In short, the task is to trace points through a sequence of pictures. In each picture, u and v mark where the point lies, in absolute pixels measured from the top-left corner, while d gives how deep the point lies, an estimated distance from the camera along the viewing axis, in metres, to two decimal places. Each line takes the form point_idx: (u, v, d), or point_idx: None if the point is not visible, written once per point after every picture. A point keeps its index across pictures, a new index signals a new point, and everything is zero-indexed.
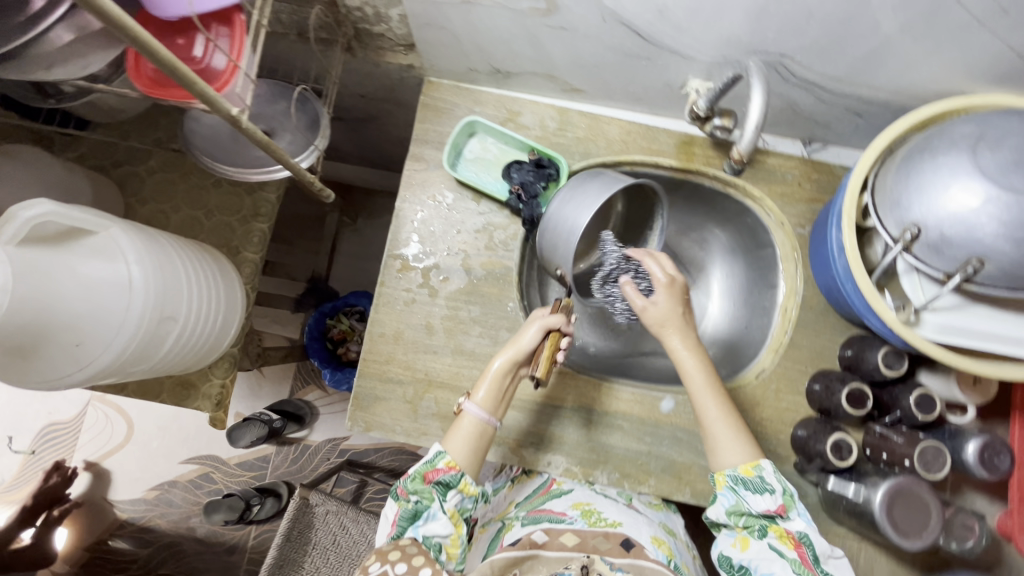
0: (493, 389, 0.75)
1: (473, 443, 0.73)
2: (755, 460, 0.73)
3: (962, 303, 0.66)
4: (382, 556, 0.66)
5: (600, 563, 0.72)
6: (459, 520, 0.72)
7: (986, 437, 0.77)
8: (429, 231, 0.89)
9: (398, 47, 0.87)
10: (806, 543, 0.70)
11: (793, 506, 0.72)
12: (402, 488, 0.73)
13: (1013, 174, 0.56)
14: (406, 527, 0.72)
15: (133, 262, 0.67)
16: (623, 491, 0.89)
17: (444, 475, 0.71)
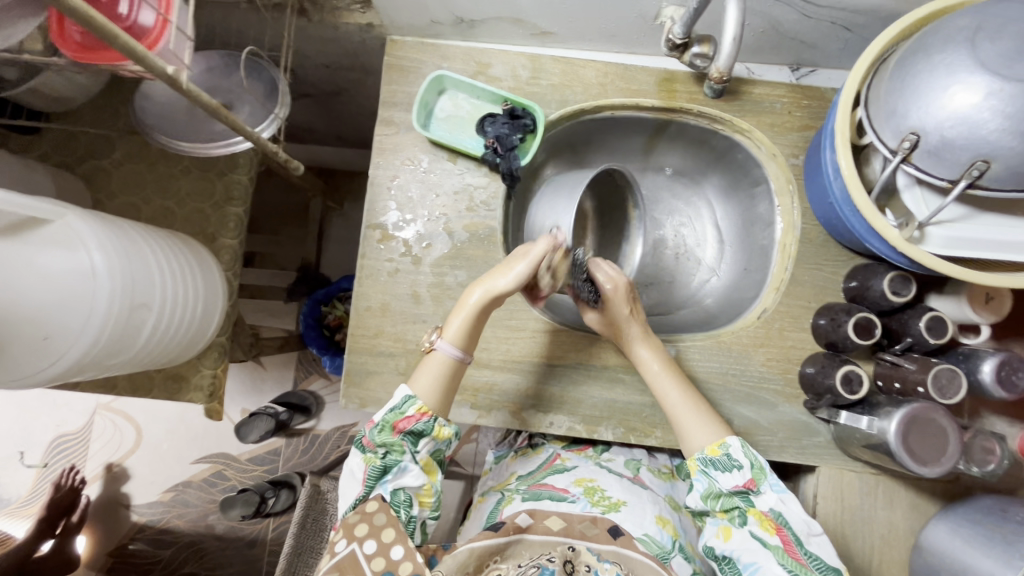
0: (463, 327, 0.74)
1: (442, 384, 0.74)
2: (722, 439, 0.73)
3: (968, 213, 0.62)
4: (349, 531, 0.65)
5: (587, 554, 0.66)
6: (433, 467, 0.73)
7: (1003, 354, 0.73)
8: (406, 197, 0.86)
9: (353, 5, 0.82)
10: (785, 524, 0.68)
11: (764, 479, 0.70)
12: (368, 440, 0.71)
13: (1017, 63, 0.52)
14: (373, 485, 0.69)
15: (95, 250, 0.64)
16: (631, 463, 0.88)
17: (417, 422, 0.71)
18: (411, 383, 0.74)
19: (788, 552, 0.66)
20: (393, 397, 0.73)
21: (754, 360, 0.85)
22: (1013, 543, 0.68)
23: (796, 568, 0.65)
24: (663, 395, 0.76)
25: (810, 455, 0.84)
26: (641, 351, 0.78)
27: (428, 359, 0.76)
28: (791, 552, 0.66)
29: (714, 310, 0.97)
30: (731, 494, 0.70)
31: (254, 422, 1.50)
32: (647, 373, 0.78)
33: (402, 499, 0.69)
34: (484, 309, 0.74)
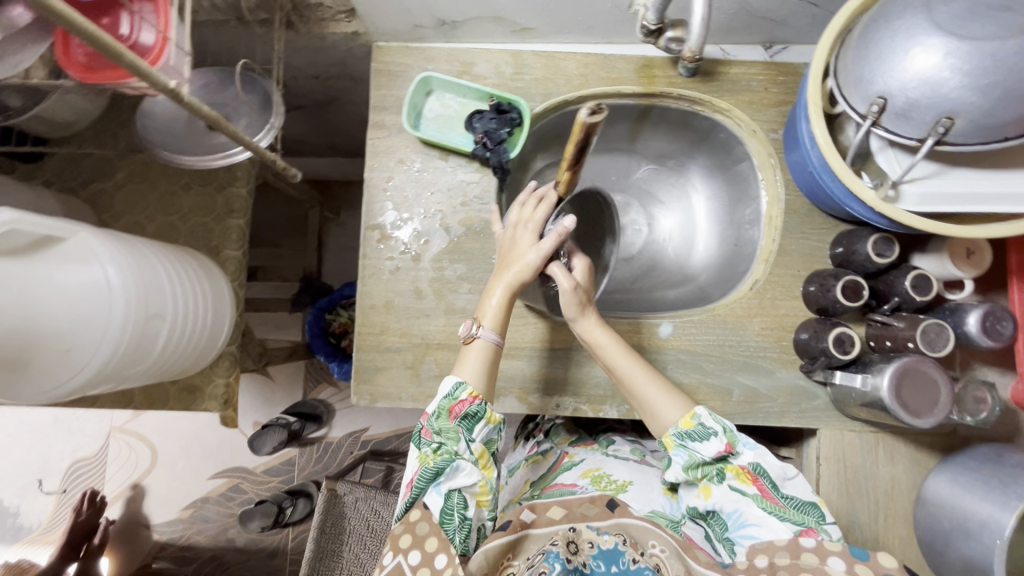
0: (500, 312, 0.77)
1: (486, 369, 0.76)
2: (692, 411, 0.75)
3: (939, 169, 0.65)
4: (396, 542, 0.67)
5: (587, 531, 0.68)
6: (486, 462, 0.73)
7: (986, 305, 0.76)
8: (403, 197, 0.89)
9: (339, 15, 0.86)
10: (761, 474, 0.70)
11: (738, 440, 0.73)
12: (427, 429, 0.73)
13: (970, 22, 0.55)
14: (425, 487, 0.69)
15: (109, 263, 0.67)
16: (637, 450, 0.93)
17: (470, 405, 0.72)
18: (457, 372, 0.77)
19: (767, 498, 0.70)
20: (443, 386, 0.76)
21: (750, 330, 0.88)
22: (1009, 485, 0.71)
23: (777, 511, 0.69)
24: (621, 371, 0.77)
25: (810, 418, 0.87)
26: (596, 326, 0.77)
27: (469, 347, 0.77)
28: (769, 500, 0.69)
29: (707, 286, 1.00)
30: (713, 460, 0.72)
31: (268, 435, 1.53)
32: (606, 353, 0.77)
33: (457, 502, 0.68)
34: (516, 289, 0.76)
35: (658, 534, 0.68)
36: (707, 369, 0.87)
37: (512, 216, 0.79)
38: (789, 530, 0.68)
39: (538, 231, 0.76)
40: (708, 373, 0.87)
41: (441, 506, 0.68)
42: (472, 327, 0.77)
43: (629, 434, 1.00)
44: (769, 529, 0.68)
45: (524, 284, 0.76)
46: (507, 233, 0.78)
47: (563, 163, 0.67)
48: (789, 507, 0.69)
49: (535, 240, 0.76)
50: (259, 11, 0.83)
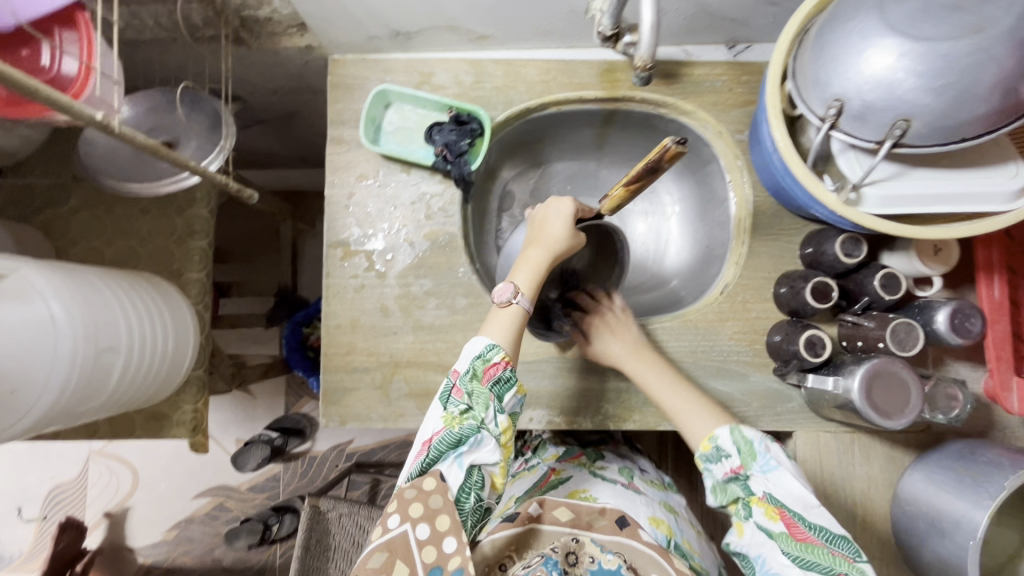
0: (535, 277, 0.72)
1: (519, 333, 0.70)
2: (710, 433, 0.73)
3: (900, 170, 0.64)
4: (404, 508, 0.62)
5: (590, 545, 0.68)
6: (510, 440, 0.66)
7: (955, 303, 0.75)
8: (365, 213, 0.87)
9: (290, 28, 0.83)
10: (784, 506, 0.66)
11: (754, 462, 0.69)
12: (457, 387, 0.67)
13: (923, 23, 0.54)
14: (445, 452, 0.64)
15: (52, 299, 0.65)
16: (625, 471, 0.90)
17: (504, 370, 0.67)
18: (484, 333, 0.70)
19: (795, 536, 0.65)
20: (472, 346, 0.69)
21: (722, 334, 0.87)
22: (981, 483, 0.70)
23: (802, 555, 0.64)
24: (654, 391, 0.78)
25: (785, 421, 0.86)
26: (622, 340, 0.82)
27: (500, 312, 0.71)
28: (797, 538, 0.64)
29: (681, 289, 0.99)
30: (725, 482, 0.70)
31: (247, 452, 1.53)
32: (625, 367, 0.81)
33: (476, 480, 0.64)
34: (554, 260, 0.74)
35: (660, 565, 0.66)
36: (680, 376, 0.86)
37: (549, 197, 0.77)
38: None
39: (574, 216, 0.75)
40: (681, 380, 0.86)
41: (460, 482, 0.63)
42: (511, 292, 0.71)
43: (620, 450, 1.01)
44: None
45: (561, 259, 0.74)
46: (542, 210, 0.76)
47: (621, 181, 0.66)
48: (821, 547, 0.64)
49: (571, 221, 0.74)
50: (206, 27, 0.80)
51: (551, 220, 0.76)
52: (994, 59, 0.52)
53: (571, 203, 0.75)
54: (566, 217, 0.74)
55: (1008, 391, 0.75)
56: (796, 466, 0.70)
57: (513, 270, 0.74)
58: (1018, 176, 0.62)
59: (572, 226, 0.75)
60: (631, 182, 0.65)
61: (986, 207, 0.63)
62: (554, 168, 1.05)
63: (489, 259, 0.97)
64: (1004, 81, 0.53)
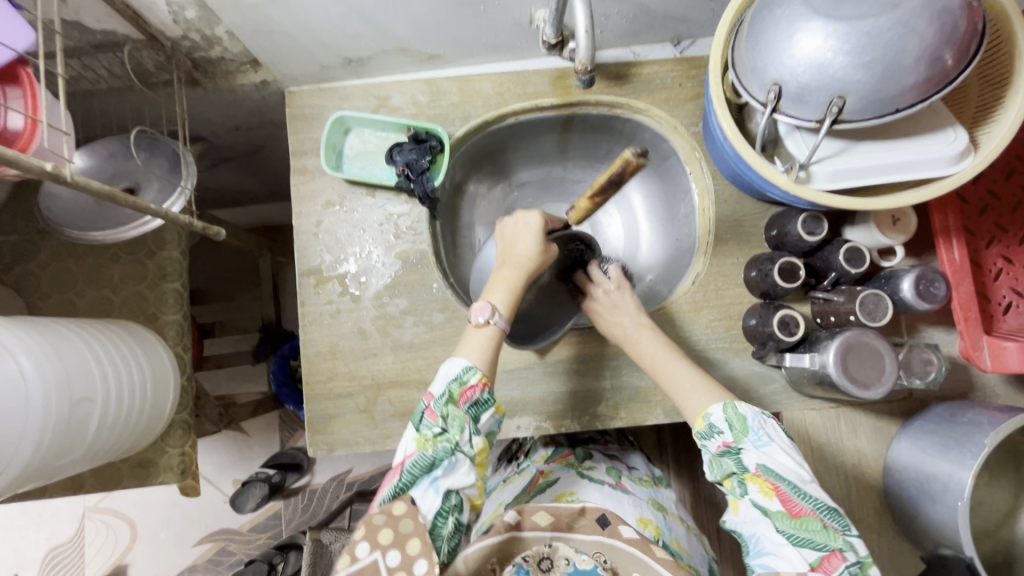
0: (511, 295, 0.75)
1: (495, 354, 0.71)
2: (704, 409, 0.70)
3: (844, 146, 0.66)
4: (373, 534, 0.59)
5: (565, 547, 0.67)
6: (484, 461, 0.68)
7: (918, 269, 0.77)
8: (334, 238, 0.87)
9: (243, 66, 0.85)
10: (778, 480, 0.63)
11: (745, 436, 0.67)
12: (431, 410, 0.68)
13: (843, 4, 0.56)
14: (420, 476, 0.65)
15: (21, 354, 0.65)
16: (613, 471, 0.91)
17: (481, 392, 0.69)
18: (460, 354, 0.71)
19: (790, 514, 0.62)
20: (449, 368, 0.70)
21: (699, 323, 0.88)
22: (963, 444, 0.71)
23: (796, 532, 0.61)
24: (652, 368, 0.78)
25: (770, 403, 0.87)
26: (623, 317, 0.82)
27: (477, 331, 0.73)
28: (793, 518, 0.62)
29: (656, 284, 1.00)
30: (719, 457, 0.68)
31: (247, 491, 1.53)
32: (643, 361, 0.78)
33: (454, 504, 0.65)
34: (528, 276, 0.77)
35: (642, 565, 0.66)
36: None
37: (517, 211, 0.79)
38: (806, 560, 0.60)
39: (543, 231, 0.78)
40: None
41: (436, 507, 0.63)
42: (488, 312, 0.72)
43: (611, 449, 1.02)
44: (785, 557, 0.61)
45: (535, 273, 0.77)
46: (512, 225, 0.79)
47: (587, 193, 0.69)
48: (815, 520, 0.61)
49: (541, 236, 0.77)
50: (159, 72, 0.81)
51: (521, 237, 0.78)
52: (914, 31, 0.55)
53: (540, 217, 0.78)
54: (536, 232, 0.77)
55: (980, 349, 0.76)
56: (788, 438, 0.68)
57: (487, 290, 0.76)
58: (957, 140, 0.64)
59: (543, 240, 0.78)
60: (596, 194, 0.69)
61: (931, 172, 0.65)
62: (519, 176, 1.07)
63: (463, 272, 0.97)
64: (927, 51, 0.56)
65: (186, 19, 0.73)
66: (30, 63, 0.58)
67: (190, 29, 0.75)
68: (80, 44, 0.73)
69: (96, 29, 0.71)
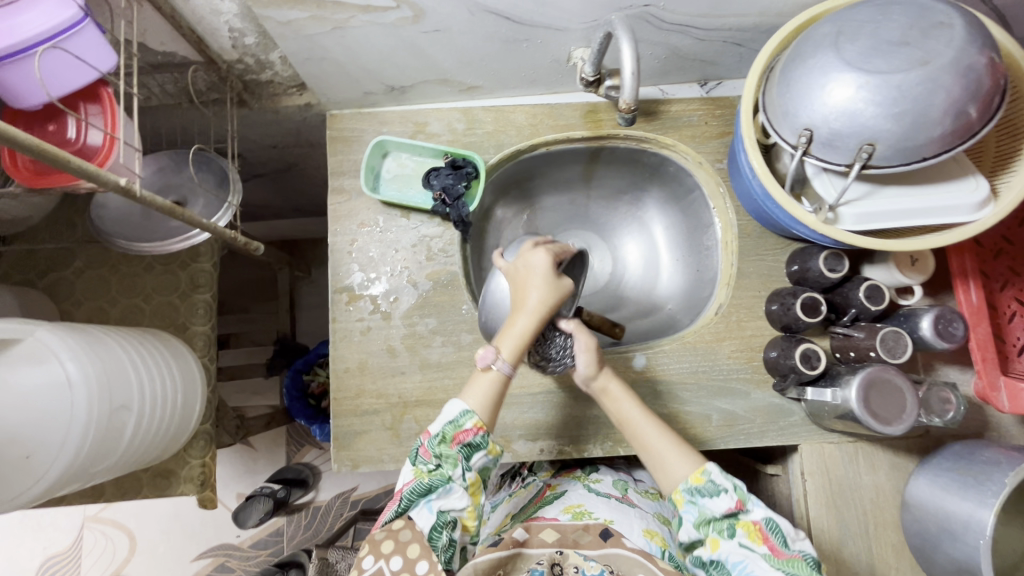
0: (520, 343, 0.70)
1: (496, 401, 0.70)
2: (703, 466, 0.70)
3: (871, 189, 0.69)
4: (376, 547, 0.63)
5: (575, 556, 0.71)
6: (477, 489, 0.68)
7: (937, 309, 0.79)
8: (367, 257, 0.89)
9: (290, 89, 0.88)
10: (773, 530, 0.66)
11: (751, 497, 0.68)
12: (425, 449, 0.68)
13: (874, 59, 0.60)
14: (416, 500, 0.65)
15: (68, 360, 0.66)
16: (620, 484, 0.91)
17: (475, 435, 0.67)
18: (463, 397, 0.71)
19: (777, 555, 0.65)
20: (447, 410, 0.70)
21: (720, 354, 0.90)
22: (983, 482, 0.73)
23: (783, 569, 0.64)
24: (632, 423, 0.75)
25: (789, 435, 0.88)
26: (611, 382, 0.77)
27: (482, 374, 0.71)
28: (779, 559, 0.65)
29: (677, 313, 1.02)
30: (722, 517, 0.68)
31: (252, 505, 1.47)
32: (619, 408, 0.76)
33: (448, 520, 0.65)
34: (542, 321, 0.70)
35: (646, 567, 0.69)
36: (683, 398, 0.89)
37: (523, 248, 0.74)
38: None
39: (553, 269, 0.72)
40: (684, 402, 0.89)
41: (432, 523, 0.64)
42: (492, 356, 0.70)
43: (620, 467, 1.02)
44: None
45: (549, 317, 0.70)
46: (520, 265, 0.73)
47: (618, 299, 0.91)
48: (801, 561, 0.65)
49: (552, 274, 0.71)
50: (210, 91, 0.85)
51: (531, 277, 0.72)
52: (942, 87, 0.58)
53: (547, 256, 0.72)
54: (547, 271, 0.71)
55: (997, 390, 0.78)
56: None
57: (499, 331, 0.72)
58: (979, 189, 0.67)
59: (554, 278, 0.72)
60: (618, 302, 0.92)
61: (954, 218, 0.68)
62: (544, 203, 1.10)
63: None
64: (954, 105, 0.59)
65: (244, 45, 0.77)
66: (111, 85, 0.63)
67: (245, 54, 0.79)
68: (141, 64, 0.77)
69: (158, 50, 0.75)
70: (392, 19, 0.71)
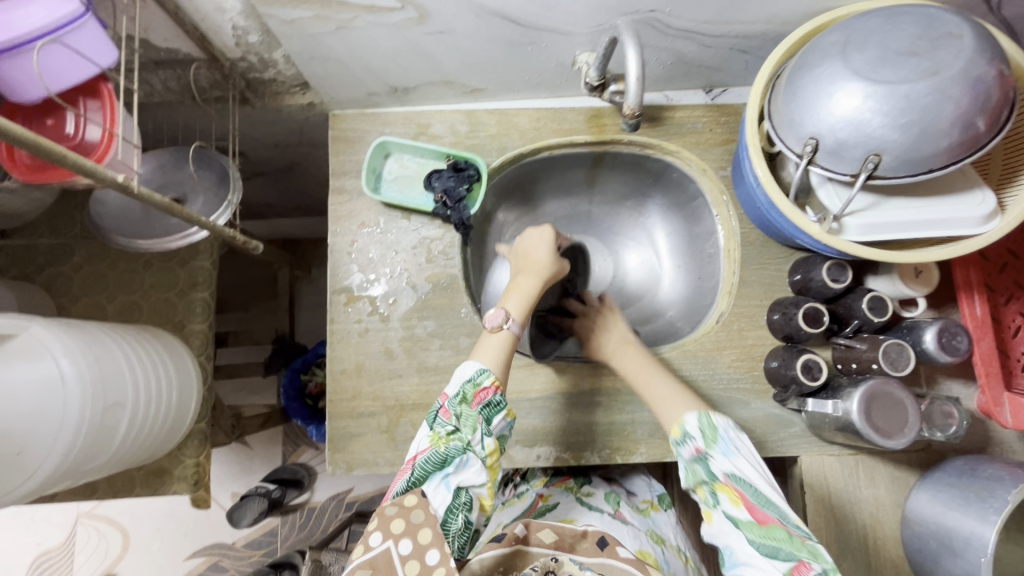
0: (526, 301, 0.76)
1: (508, 358, 0.72)
2: (680, 417, 0.74)
3: (876, 201, 0.69)
4: (386, 524, 0.59)
5: (569, 564, 0.67)
6: (495, 463, 0.66)
7: (940, 322, 0.78)
8: (367, 258, 0.89)
9: (293, 88, 0.88)
10: (739, 484, 0.66)
11: (715, 442, 0.71)
12: (445, 409, 0.68)
13: (882, 68, 0.59)
14: (433, 472, 0.63)
15: (62, 356, 0.66)
16: (613, 497, 0.91)
17: (493, 395, 0.68)
18: (475, 358, 0.72)
19: (757, 522, 0.64)
20: (463, 370, 0.70)
21: (721, 363, 0.89)
22: (985, 498, 0.71)
23: (764, 540, 0.63)
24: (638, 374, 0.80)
25: (789, 447, 0.88)
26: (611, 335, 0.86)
27: (491, 336, 0.73)
28: (760, 523, 0.64)
29: (678, 321, 1.02)
30: (691, 463, 0.72)
31: (246, 505, 1.48)
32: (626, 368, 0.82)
33: (464, 501, 0.62)
34: (544, 284, 0.79)
35: None
36: None
37: (528, 228, 0.83)
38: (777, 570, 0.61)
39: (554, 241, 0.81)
40: None
41: (446, 504, 0.61)
42: (502, 317, 0.73)
43: (614, 474, 1.00)
44: (757, 566, 0.63)
45: (550, 282, 0.79)
46: (524, 240, 0.82)
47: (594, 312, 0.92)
48: (780, 528, 0.63)
49: (553, 245, 0.81)
50: (212, 89, 0.84)
51: (534, 248, 0.81)
52: (950, 98, 0.58)
53: (550, 230, 0.82)
54: (549, 242, 0.81)
55: (1001, 405, 0.77)
56: (759, 455, 0.71)
57: (503, 298, 0.77)
58: (986, 202, 0.66)
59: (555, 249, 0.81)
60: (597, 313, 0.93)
61: (959, 231, 0.67)
62: (547, 207, 1.09)
63: None
64: (962, 117, 0.58)
65: (247, 43, 0.76)
66: (111, 80, 0.63)
67: (248, 52, 0.78)
68: (144, 60, 0.76)
69: (161, 46, 0.75)
70: (397, 19, 0.70)
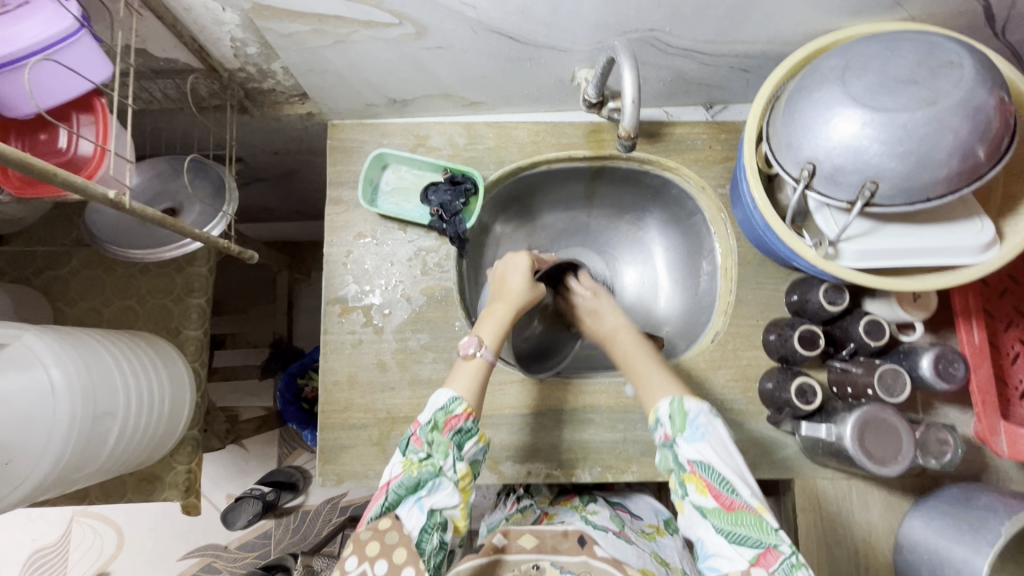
0: (498, 329, 0.76)
1: (481, 386, 0.71)
2: (653, 404, 0.72)
3: (873, 226, 0.68)
4: (360, 549, 0.59)
5: (550, 568, 0.67)
6: (468, 485, 0.65)
7: (937, 348, 0.77)
8: (362, 269, 0.89)
9: (292, 98, 0.88)
10: (704, 471, 0.64)
11: (682, 427, 0.67)
12: (416, 437, 0.66)
13: (880, 96, 0.59)
14: (405, 495, 0.63)
15: (53, 366, 0.66)
16: (616, 519, 0.87)
17: (465, 422, 0.67)
18: (448, 387, 0.71)
19: (725, 509, 0.62)
20: (436, 399, 0.69)
21: (715, 383, 0.89)
22: (979, 529, 0.70)
23: (733, 530, 0.61)
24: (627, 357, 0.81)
25: (782, 469, 0.87)
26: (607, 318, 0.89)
27: (466, 364, 0.72)
28: (728, 512, 0.62)
29: (674, 337, 1.01)
30: (662, 449, 0.69)
31: (240, 507, 1.45)
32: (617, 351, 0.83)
33: (438, 522, 0.62)
34: (517, 312, 0.80)
35: None
36: None
37: (506, 256, 0.87)
38: (745, 558, 0.60)
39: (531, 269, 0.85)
40: None
41: (421, 525, 0.61)
42: (476, 344, 0.73)
43: (616, 497, 0.99)
44: (726, 558, 0.61)
45: (523, 309, 0.81)
46: (502, 266, 0.86)
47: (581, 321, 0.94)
48: (749, 514, 0.61)
49: (530, 274, 0.84)
50: (211, 98, 0.84)
51: (510, 275, 0.85)
52: (948, 127, 0.57)
53: (527, 258, 0.86)
54: (525, 270, 0.84)
55: (997, 434, 0.76)
56: (728, 436, 0.67)
57: (478, 324, 0.78)
58: (984, 231, 0.65)
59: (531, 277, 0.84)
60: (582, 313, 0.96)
61: (957, 259, 0.66)
62: (546, 220, 1.09)
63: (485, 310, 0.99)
64: (961, 147, 0.58)
65: (245, 54, 0.76)
66: (105, 94, 0.63)
67: (247, 63, 0.78)
68: (143, 69, 0.77)
69: (160, 57, 0.75)
70: (394, 35, 0.70)
